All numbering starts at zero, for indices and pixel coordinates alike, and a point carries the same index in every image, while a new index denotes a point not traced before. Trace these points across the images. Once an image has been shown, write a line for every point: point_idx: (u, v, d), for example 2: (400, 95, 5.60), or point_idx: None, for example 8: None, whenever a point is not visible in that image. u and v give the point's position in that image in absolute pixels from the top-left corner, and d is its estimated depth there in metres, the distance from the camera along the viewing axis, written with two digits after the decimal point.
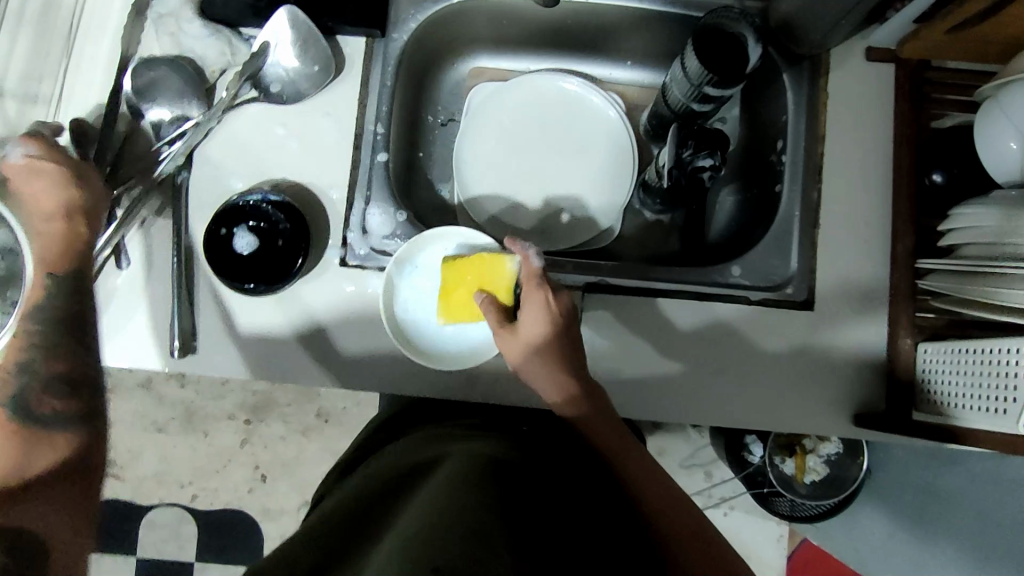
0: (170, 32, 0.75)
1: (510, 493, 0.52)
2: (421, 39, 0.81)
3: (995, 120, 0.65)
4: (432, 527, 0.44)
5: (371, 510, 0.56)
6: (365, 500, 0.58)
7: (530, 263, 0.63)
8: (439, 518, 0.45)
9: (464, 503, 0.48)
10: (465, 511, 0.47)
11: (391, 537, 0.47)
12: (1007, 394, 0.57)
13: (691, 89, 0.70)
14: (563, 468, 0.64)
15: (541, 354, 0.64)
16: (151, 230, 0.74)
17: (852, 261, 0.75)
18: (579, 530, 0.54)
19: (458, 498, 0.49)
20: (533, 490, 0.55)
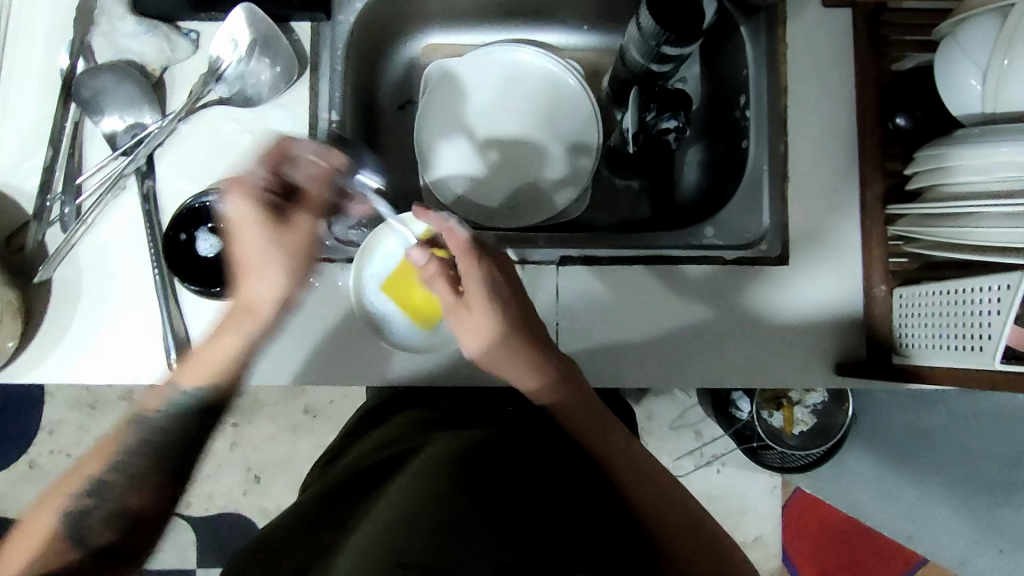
0: (104, 32, 0.71)
1: (483, 480, 0.52)
2: (369, 19, 0.78)
3: (956, 59, 0.65)
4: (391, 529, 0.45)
5: (347, 501, 0.55)
6: (340, 490, 0.57)
7: (455, 234, 0.60)
8: (399, 516, 0.46)
9: (434, 498, 0.48)
10: (434, 508, 0.47)
11: (357, 535, 0.47)
12: (983, 331, 0.57)
13: (649, 49, 0.69)
14: (547, 445, 0.64)
15: (496, 332, 0.61)
16: (106, 238, 0.72)
17: (823, 212, 0.75)
18: (558, 510, 0.53)
19: (427, 494, 0.48)
20: (509, 474, 0.54)
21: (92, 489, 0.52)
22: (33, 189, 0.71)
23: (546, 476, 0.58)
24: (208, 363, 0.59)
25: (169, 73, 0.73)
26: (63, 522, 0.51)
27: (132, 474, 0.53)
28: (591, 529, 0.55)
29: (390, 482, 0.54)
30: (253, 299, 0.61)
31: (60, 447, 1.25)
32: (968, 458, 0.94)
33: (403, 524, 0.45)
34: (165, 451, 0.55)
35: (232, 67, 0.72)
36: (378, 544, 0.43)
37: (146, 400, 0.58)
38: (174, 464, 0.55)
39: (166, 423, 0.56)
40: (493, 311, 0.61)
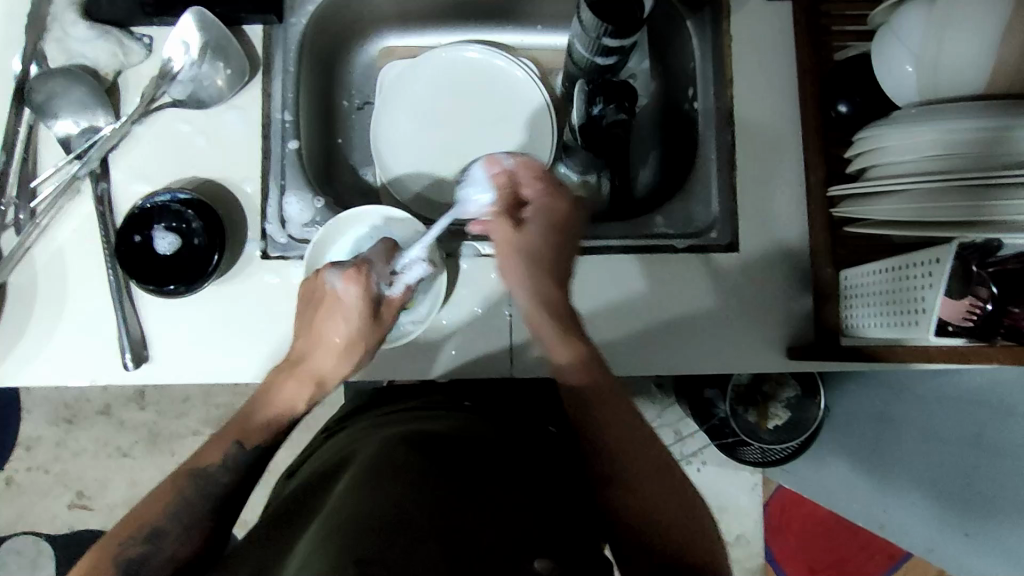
0: (56, 37, 0.72)
1: (428, 471, 0.53)
2: (322, 22, 0.80)
3: (891, 44, 0.66)
4: (348, 523, 0.47)
5: (297, 504, 0.56)
6: (300, 494, 0.58)
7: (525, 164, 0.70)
8: (359, 510, 0.48)
9: (382, 499, 0.49)
10: (381, 510, 0.48)
11: (308, 536, 0.48)
12: (917, 306, 0.58)
13: (592, 42, 0.69)
14: (513, 438, 0.65)
15: (541, 236, 0.69)
16: (62, 240, 0.72)
17: (771, 200, 0.76)
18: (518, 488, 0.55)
19: (377, 495, 0.50)
20: (456, 464, 0.55)
21: (150, 535, 0.54)
22: None
23: (506, 466, 0.58)
24: (264, 422, 0.63)
25: (122, 77, 0.74)
26: (119, 571, 0.52)
27: (184, 521, 0.55)
28: (556, 501, 0.56)
29: (341, 478, 0.55)
30: (311, 354, 0.65)
31: (37, 464, 1.24)
32: (933, 446, 0.95)
33: (349, 527, 0.46)
34: (218, 501, 0.58)
35: (183, 70, 0.73)
36: (328, 545, 0.45)
37: (206, 449, 0.60)
38: (212, 514, 0.57)
39: (225, 479, 0.59)
40: (541, 224, 0.69)
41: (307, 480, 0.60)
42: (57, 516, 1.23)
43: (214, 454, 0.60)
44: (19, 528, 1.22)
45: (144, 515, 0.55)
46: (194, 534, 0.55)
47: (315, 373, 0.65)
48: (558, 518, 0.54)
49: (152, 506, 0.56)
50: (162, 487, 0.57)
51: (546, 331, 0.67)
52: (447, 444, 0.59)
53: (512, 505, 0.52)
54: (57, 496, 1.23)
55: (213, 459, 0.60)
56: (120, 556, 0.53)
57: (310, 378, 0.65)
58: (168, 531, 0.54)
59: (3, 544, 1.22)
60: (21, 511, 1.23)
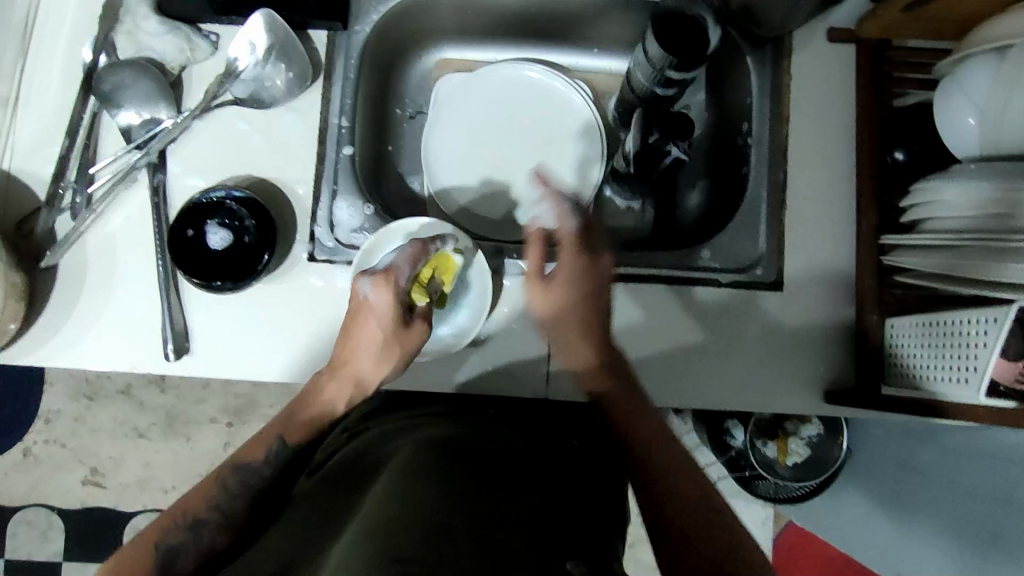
0: (128, 30, 0.73)
1: (465, 482, 0.52)
2: (385, 32, 0.81)
3: (954, 96, 0.66)
4: (382, 523, 0.45)
5: (323, 505, 0.55)
6: (326, 495, 0.57)
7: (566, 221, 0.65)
8: (391, 512, 0.46)
9: (421, 501, 0.48)
10: (421, 509, 0.46)
11: (346, 536, 0.46)
12: (967, 363, 0.58)
13: (654, 72, 0.70)
14: (546, 458, 0.63)
15: (574, 275, 0.64)
16: (114, 227, 0.73)
17: (818, 241, 0.76)
18: (546, 511, 0.53)
19: (413, 495, 0.48)
20: (489, 477, 0.55)
21: (191, 524, 0.56)
22: (47, 177, 0.73)
23: (536, 486, 0.58)
24: (303, 422, 0.64)
25: (187, 72, 0.75)
26: (156, 554, 0.53)
27: (224, 512, 0.57)
28: (578, 518, 0.55)
29: (378, 483, 0.54)
30: (352, 362, 0.65)
31: (56, 438, 1.25)
32: (960, 498, 0.94)
33: (391, 525, 0.44)
34: (259, 494, 0.59)
35: (248, 69, 0.73)
36: (368, 543, 0.43)
37: (249, 446, 0.61)
38: (253, 507, 0.58)
39: (269, 471, 0.61)
40: (573, 291, 0.64)
41: (333, 481, 0.59)
42: (70, 491, 1.24)
43: (260, 451, 0.61)
44: (33, 499, 1.23)
45: (181, 510, 0.57)
46: (231, 522, 0.57)
47: (354, 377, 0.65)
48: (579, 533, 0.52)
49: (190, 501, 0.58)
50: (199, 485, 0.59)
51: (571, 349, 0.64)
52: (480, 457, 0.57)
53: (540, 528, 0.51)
54: (72, 472, 1.24)
55: (259, 455, 0.61)
56: (161, 540, 0.54)
57: (353, 384, 0.65)
58: (209, 520, 0.56)
59: (16, 514, 1.23)
60: (37, 483, 1.25)
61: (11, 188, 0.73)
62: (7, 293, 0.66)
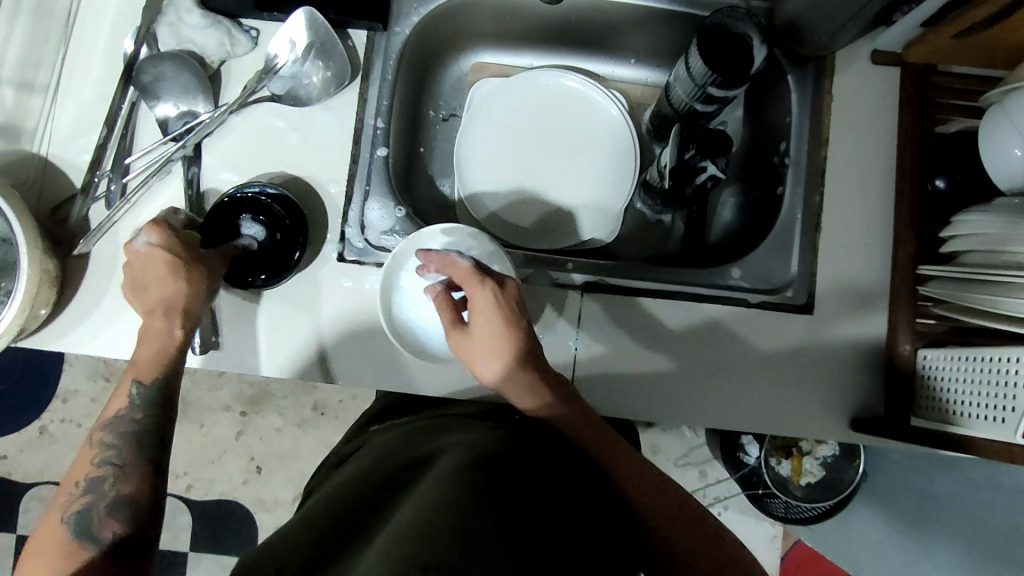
0: (169, 22, 0.73)
1: (498, 487, 0.51)
2: (424, 33, 0.80)
3: (1000, 126, 0.64)
4: (417, 526, 0.45)
5: (356, 506, 0.55)
6: (359, 494, 0.57)
7: (458, 264, 0.64)
8: (424, 516, 0.46)
9: (454, 504, 0.47)
10: (453, 513, 0.46)
11: (380, 540, 0.46)
12: (1005, 403, 0.57)
13: (695, 88, 0.69)
14: (574, 469, 0.64)
15: (497, 331, 0.63)
16: (147, 218, 0.73)
17: (852, 265, 0.75)
18: (567, 531, 0.53)
19: (449, 499, 0.48)
20: (520, 484, 0.54)
21: (92, 484, 0.57)
22: (83, 164, 0.74)
23: (568, 498, 0.57)
24: (148, 370, 0.62)
25: (225, 66, 0.75)
26: (69, 525, 0.54)
27: (118, 467, 0.58)
28: (595, 537, 0.56)
29: (413, 488, 0.53)
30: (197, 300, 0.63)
31: (72, 417, 1.26)
32: (979, 531, 0.92)
33: (420, 534, 0.44)
34: (151, 436, 0.60)
35: (286, 65, 0.73)
36: (401, 546, 0.42)
37: (109, 400, 0.61)
38: (144, 456, 0.59)
39: (138, 416, 0.60)
40: (509, 331, 0.63)
41: (366, 481, 0.59)
42: None
43: (123, 403, 0.61)
44: (46, 476, 1.25)
45: (73, 481, 0.57)
46: (126, 473, 0.58)
47: (162, 306, 0.61)
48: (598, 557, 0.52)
49: (77, 469, 0.58)
50: (82, 446, 0.59)
51: (517, 392, 0.65)
52: (512, 460, 0.57)
53: (562, 549, 0.51)
54: None
55: (122, 408, 0.60)
56: (65, 513, 0.55)
57: (162, 309, 0.61)
58: (104, 475, 0.57)
59: (29, 490, 1.24)
60: (51, 461, 1.26)
61: (47, 174, 0.73)
62: (40, 280, 0.66)
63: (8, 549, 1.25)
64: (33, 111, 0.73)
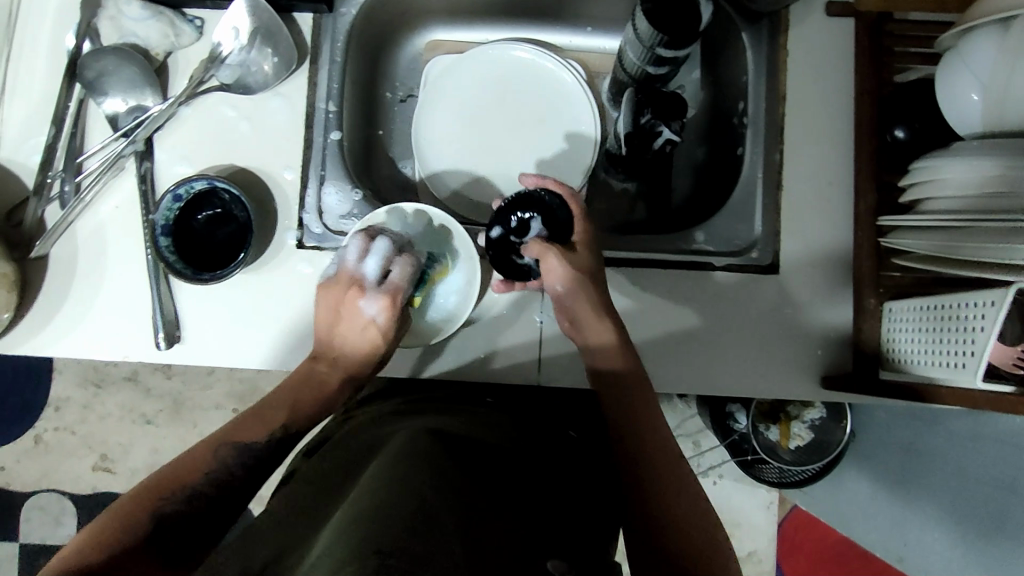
0: (111, 15, 0.73)
1: (454, 475, 0.51)
2: (372, 13, 0.79)
3: (954, 66, 0.64)
4: (370, 510, 0.44)
5: (314, 498, 0.55)
6: (317, 486, 0.57)
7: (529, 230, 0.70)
8: (378, 501, 0.45)
9: (408, 489, 0.47)
10: (406, 498, 0.46)
11: (330, 527, 0.45)
12: (965, 347, 0.56)
13: (645, 51, 0.68)
14: (537, 451, 0.63)
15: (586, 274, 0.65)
16: (104, 216, 0.73)
17: (817, 222, 0.74)
18: (530, 507, 0.53)
19: (402, 485, 0.47)
20: (478, 470, 0.53)
21: (189, 496, 0.52)
22: (35, 166, 0.73)
23: (529, 476, 0.57)
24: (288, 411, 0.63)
25: (171, 58, 0.75)
26: (149, 522, 0.49)
27: (217, 484, 0.54)
28: (564, 517, 0.55)
29: (366, 472, 0.53)
30: (339, 344, 0.67)
31: (64, 424, 1.27)
32: (964, 481, 0.92)
33: (374, 515, 0.43)
34: (256, 471, 0.57)
35: (233, 53, 0.73)
36: (351, 532, 0.42)
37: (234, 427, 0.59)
38: (238, 482, 0.56)
39: (264, 454, 0.58)
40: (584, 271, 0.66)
41: (326, 470, 0.59)
42: (80, 477, 1.25)
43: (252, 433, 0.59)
44: (43, 485, 1.25)
45: (179, 476, 0.53)
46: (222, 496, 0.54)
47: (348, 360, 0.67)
48: (554, 532, 0.51)
49: (185, 470, 0.54)
50: (197, 452, 0.56)
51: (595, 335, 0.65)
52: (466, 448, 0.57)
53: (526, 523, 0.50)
54: (81, 458, 1.26)
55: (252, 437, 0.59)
56: (159, 507, 0.50)
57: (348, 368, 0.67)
58: (207, 492, 0.53)
59: (27, 499, 1.25)
60: (47, 469, 1.26)
61: (0, 177, 0.73)
62: None
63: (12, 558, 1.25)
64: None
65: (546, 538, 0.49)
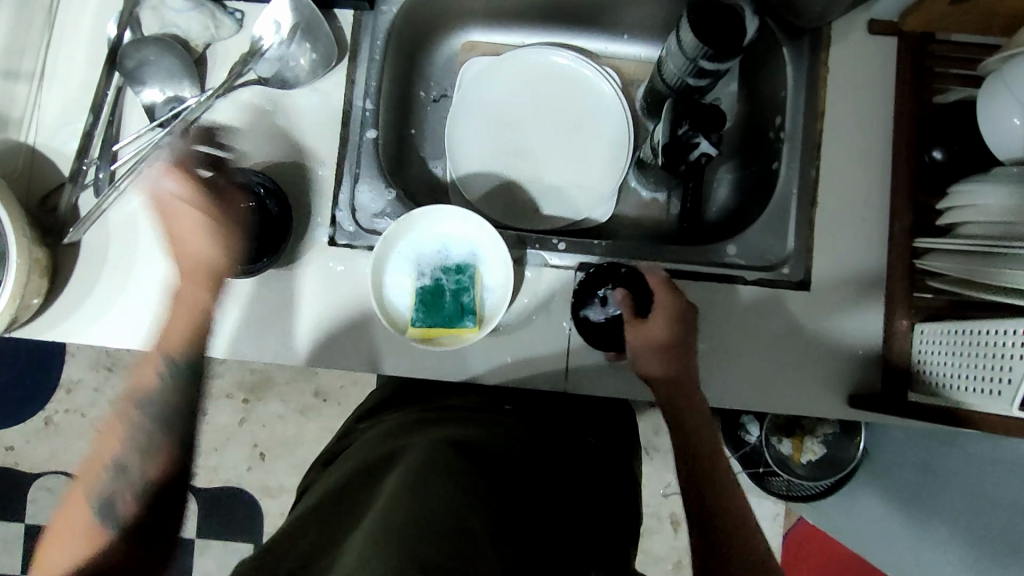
0: (151, 6, 0.73)
1: (488, 490, 0.50)
2: (412, 12, 0.79)
3: (998, 96, 0.63)
4: (407, 522, 0.43)
5: (337, 506, 0.54)
6: (335, 499, 0.55)
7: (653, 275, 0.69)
8: (413, 512, 0.44)
9: (442, 499, 0.47)
10: (441, 513, 0.45)
11: (359, 531, 0.45)
12: (1001, 375, 0.56)
13: (687, 63, 0.68)
14: (563, 466, 0.62)
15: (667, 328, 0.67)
16: (137, 205, 0.73)
17: (849, 241, 0.74)
18: (556, 530, 0.52)
19: (435, 499, 0.46)
20: (510, 487, 0.53)
21: (101, 509, 0.60)
22: (71, 153, 0.73)
23: (555, 494, 0.57)
24: None
25: (211, 49, 0.75)
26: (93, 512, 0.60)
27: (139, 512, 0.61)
28: (586, 541, 0.54)
29: (391, 478, 0.53)
30: None
31: (76, 407, 1.27)
32: (979, 504, 0.92)
33: (411, 529, 0.43)
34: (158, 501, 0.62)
35: (272, 48, 0.72)
36: (387, 544, 0.41)
37: (113, 433, 0.64)
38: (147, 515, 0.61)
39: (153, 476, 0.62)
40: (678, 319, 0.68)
41: (349, 479, 0.58)
42: None
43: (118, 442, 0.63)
44: (53, 467, 1.25)
45: (92, 474, 0.63)
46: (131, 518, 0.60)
47: None
48: (578, 555, 0.50)
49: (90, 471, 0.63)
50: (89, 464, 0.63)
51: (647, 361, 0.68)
52: (494, 458, 0.56)
53: (559, 547, 0.50)
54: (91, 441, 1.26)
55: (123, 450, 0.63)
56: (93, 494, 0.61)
57: None
58: (104, 505, 0.61)
59: (36, 480, 1.25)
60: (56, 451, 1.26)
61: (35, 162, 0.73)
62: (30, 268, 0.66)
63: (17, 539, 1.26)
64: (19, 98, 0.72)
65: None
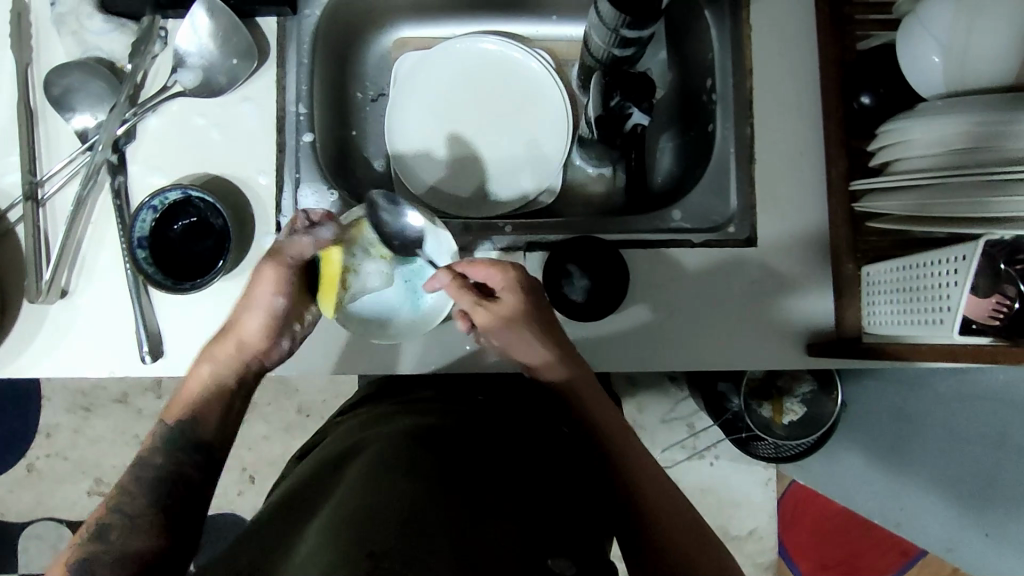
0: (72, 30, 0.73)
1: (447, 469, 0.52)
2: (337, 12, 0.79)
3: (918, 37, 0.64)
4: (353, 517, 0.45)
5: (302, 495, 0.55)
6: (299, 492, 0.57)
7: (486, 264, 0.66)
8: (363, 506, 0.46)
9: (391, 488, 0.48)
10: (393, 499, 0.46)
11: (317, 523, 0.47)
12: (941, 304, 0.58)
13: (609, 34, 0.69)
14: (527, 444, 0.63)
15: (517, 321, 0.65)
16: (82, 235, 0.72)
17: (790, 194, 0.75)
18: (514, 492, 0.53)
19: (389, 486, 0.48)
20: (473, 466, 0.54)
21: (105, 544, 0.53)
22: (9, 189, 0.73)
23: (523, 470, 0.58)
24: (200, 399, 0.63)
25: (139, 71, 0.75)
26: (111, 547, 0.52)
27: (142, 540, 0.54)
28: (556, 505, 0.55)
29: (355, 466, 0.54)
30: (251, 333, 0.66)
31: (56, 451, 1.25)
32: (952, 443, 0.93)
33: (363, 517, 0.44)
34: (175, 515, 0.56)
35: (195, 57, 0.73)
36: (336, 538, 0.43)
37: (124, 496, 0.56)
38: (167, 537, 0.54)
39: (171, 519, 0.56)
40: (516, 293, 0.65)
41: (311, 473, 0.59)
42: (76, 503, 1.24)
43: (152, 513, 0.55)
44: (40, 513, 1.24)
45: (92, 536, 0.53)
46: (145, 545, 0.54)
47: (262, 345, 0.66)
48: (550, 525, 0.52)
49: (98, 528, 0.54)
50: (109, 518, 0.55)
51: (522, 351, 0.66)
52: (446, 435, 0.58)
53: (509, 504, 0.51)
54: (76, 483, 1.24)
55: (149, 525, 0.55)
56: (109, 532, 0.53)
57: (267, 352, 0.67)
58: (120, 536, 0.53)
59: (24, 529, 1.24)
60: (41, 498, 1.24)
61: None
62: None
63: None
64: None
65: (543, 531, 0.50)
